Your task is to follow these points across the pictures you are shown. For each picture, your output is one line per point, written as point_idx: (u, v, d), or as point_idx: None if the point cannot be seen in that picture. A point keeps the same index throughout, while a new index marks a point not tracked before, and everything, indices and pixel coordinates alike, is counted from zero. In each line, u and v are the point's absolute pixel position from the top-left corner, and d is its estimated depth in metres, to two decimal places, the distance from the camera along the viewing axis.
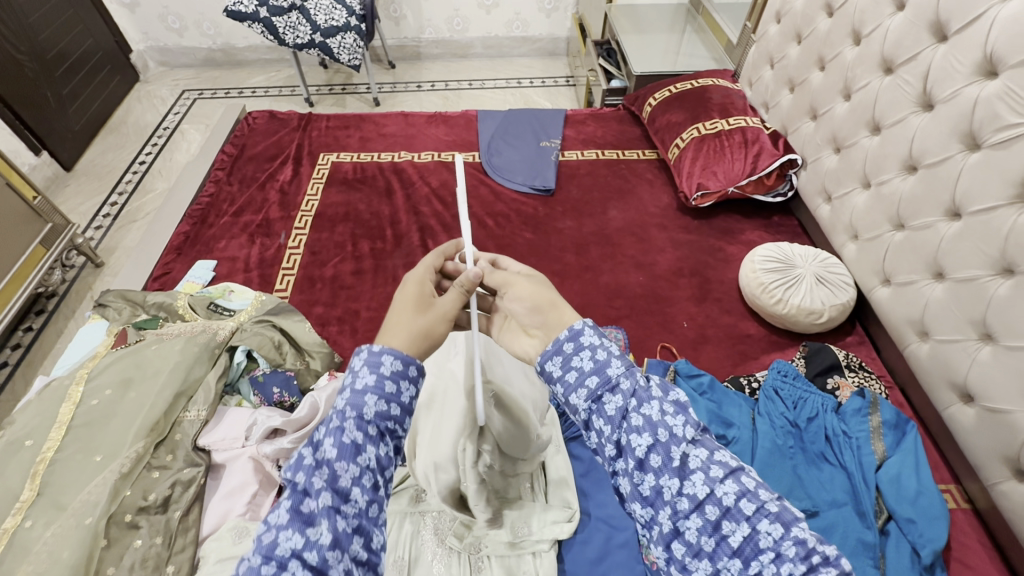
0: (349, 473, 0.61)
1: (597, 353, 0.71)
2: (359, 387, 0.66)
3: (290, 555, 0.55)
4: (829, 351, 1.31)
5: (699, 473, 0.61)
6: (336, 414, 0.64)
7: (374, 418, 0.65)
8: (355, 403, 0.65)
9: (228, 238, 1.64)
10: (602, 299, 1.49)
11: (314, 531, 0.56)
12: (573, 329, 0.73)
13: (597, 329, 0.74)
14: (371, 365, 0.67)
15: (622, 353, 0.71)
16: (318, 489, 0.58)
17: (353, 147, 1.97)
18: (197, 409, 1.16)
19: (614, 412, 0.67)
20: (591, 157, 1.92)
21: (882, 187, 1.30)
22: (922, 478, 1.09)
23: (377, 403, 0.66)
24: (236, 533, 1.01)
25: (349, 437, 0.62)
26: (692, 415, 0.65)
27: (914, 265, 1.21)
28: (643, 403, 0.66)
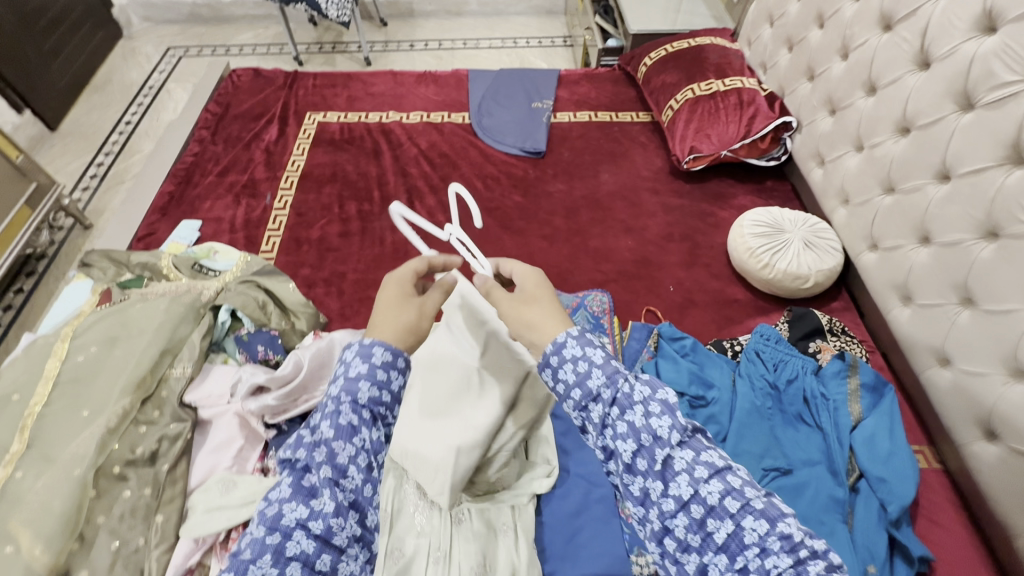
0: (346, 451, 0.68)
1: (580, 365, 0.74)
2: (352, 375, 0.73)
3: (295, 525, 0.63)
4: (813, 316, 1.31)
5: (683, 474, 0.66)
6: (333, 401, 0.71)
7: (367, 403, 0.72)
8: (349, 390, 0.72)
9: (213, 198, 1.62)
10: (589, 264, 1.49)
11: (316, 503, 0.64)
12: (557, 342, 0.77)
13: (580, 338, 0.76)
14: (362, 356, 0.74)
15: (604, 362, 0.73)
16: (316, 464, 0.66)
17: (340, 107, 1.92)
18: (183, 366, 1.17)
19: (599, 419, 0.73)
20: (584, 119, 1.88)
21: (874, 150, 1.28)
22: (896, 439, 1.11)
23: (369, 390, 0.73)
24: (223, 485, 1.04)
25: (344, 421, 0.70)
26: (677, 418, 0.69)
27: (902, 230, 1.20)
28: (625, 411, 0.71)
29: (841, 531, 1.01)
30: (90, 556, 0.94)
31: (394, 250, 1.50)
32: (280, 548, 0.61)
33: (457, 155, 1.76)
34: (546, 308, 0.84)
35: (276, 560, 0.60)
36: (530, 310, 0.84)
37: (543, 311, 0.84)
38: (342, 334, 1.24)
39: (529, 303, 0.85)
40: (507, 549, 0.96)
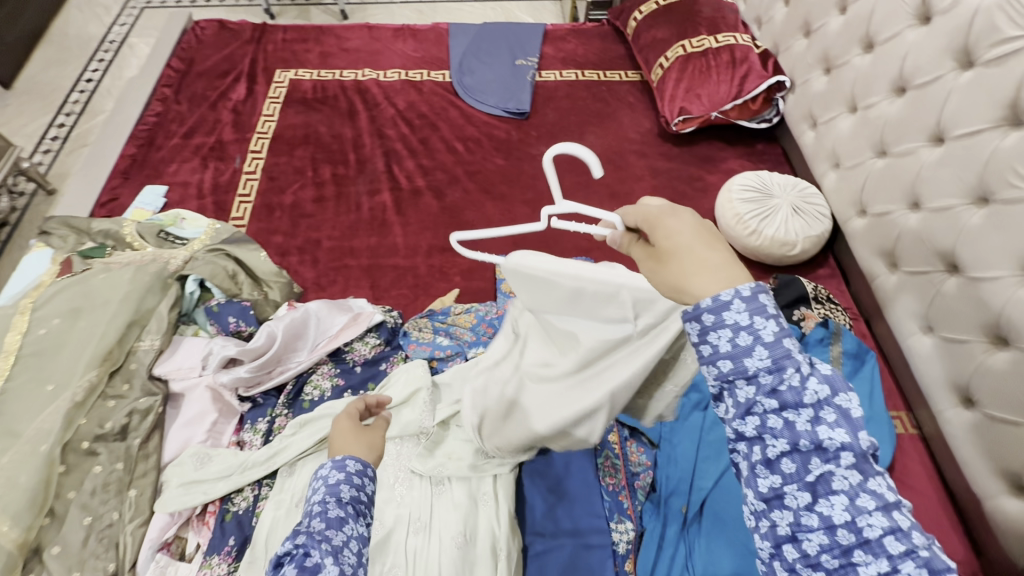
0: (340, 536, 0.69)
1: (740, 337, 0.53)
2: (333, 480, 0.74)
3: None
4: (798, 284, 1.29)
5: (840, 496, 0.50)
6: (318, 502, 0.72)
7: (352, 501, 0.73)
8: (331, 491, 0.73)
9: (179, 161, 1.53)
10: (574, 230, 1.44)
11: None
12: (716, 299, 0.53)
13: (753, 300, 0.53)
14: (338, 467, 0.76)
15: (776, 342, 0.53)
16: (318, 543, 0.67)
17: (313, 63, 1.81)
18: (151, 339, 1.12)
19: (742, 404, 0.54)
20: (570, 78, 1.79)
21: (868, 111, 1.23)
22: (874, 406, 1.13)
23: (352, 488, 0.74)
24: (196, 459, 1.02)
25: (334, 513, 0.70)
26: (857, 436, 0.51)
27: (891, 194, 1.17)
28: (787, 408, 0.52)
29: None
30: (62, 531, 0.93)
31: (371, 216, 1.44)
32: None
33: (436, 116, 1.68)
34: (694, 252, 0.57)
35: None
36: (671, 270, 0.57)
37: (689, 258, 0.57)
38: (318, 303, 1.18)
39: (666, 260, 0.58)
40: (487, 514, 0.97)
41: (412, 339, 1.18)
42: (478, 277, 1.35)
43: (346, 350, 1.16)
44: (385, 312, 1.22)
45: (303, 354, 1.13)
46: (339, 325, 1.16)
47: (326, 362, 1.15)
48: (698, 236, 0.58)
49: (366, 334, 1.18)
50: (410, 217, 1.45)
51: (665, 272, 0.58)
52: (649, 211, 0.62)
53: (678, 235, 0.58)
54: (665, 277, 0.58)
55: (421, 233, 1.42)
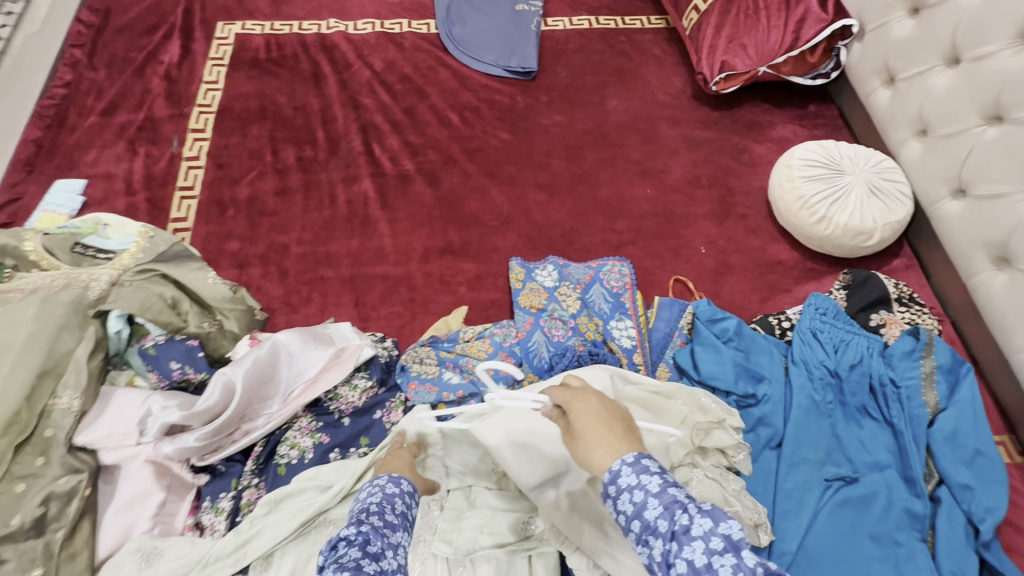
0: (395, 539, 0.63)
1: (634, 496, 0.54)
2: (388, 490, 0.69)
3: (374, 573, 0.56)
4: (878, 282, 1.07)
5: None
6: (375, 503, 0.67)
7: (403, 516, 0.68)
8: (388, 499, 0.68)
9: (100, 146, 1.21)
10: (601, 220, 1.18)
11: (385, 561, 0.59)
12: (610, 470, 0.57)
13: (637, 463, 0.56)
14: (393, 482, 0.71)
15: (663, 489, 0.54)
16: (380, 536, 0.61)
17: (263, 13, 1.45)
18: (68, 396, 0.85)
19: (659, 560, 0.52)
20: (582, 27, 1.48)
21: (979, 64, 0.97)
22: (982, 433, 0.92)
23: (405, 503, 0.69)
24: (142, 556, 0.77)
25: (391, 517, 0.65)
26: (744, 556, 0.49)
27: (1008, 173, 0.93)
28: (683, 547, 0.51)
29: (921, 555, 0.84)
30: None
31: (350, 211, 1.16)
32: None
33: (423, 78, 1.36)
34: (600, 434, 0.60)
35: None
36: (579, 449, 0.61)
37: (596, 438, 0.60)
38: (288, 335, 0.92)
39: (576, 437, 0.62)
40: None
41: (412, 375, 0.95)
42: (487, 286, 1.10)
43: (329, 398, 0.91)
44: (377, 343, 0.99)
45: (276, 405, 0.89)
46: (319, 363, 0.92)
47: (305, 414, 0.90)
48: (602, 415, 0.61)
49: (353, 374, 0.94)
50: (398, 210, 1.17)
51: (575, 448, 0.62)
52: (567, 389, 0.65)
53: (587, 417, 0.61)
54: (576, 453, 0.61)
55: (414, 231, 1.14)
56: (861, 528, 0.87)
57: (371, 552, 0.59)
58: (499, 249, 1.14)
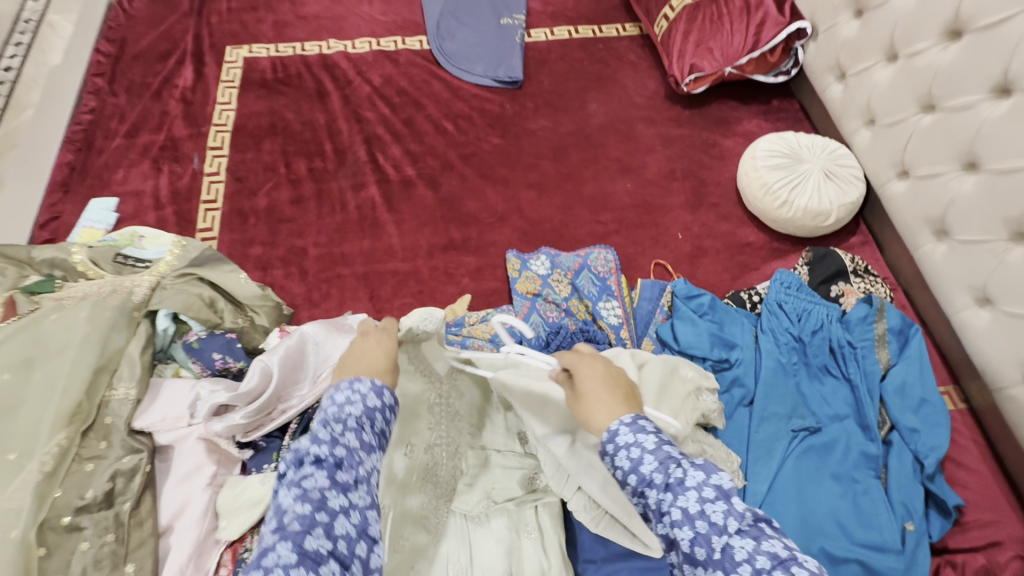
0: (366, 465, 0.64)
1: (632, 452, 0.63)
2: (369, 403, 0.67)
3: (340, 508, 0.58)
4: (835, 257, 1.20)
5: (745, 567, 0.54)
6: (354, 417, 0.65)
7: (381, 432, 0.68)
8: (368, 415, 0.66)
9: (127, 166, 1.33)
10: (586, 214, 1.31)
11: (354, 494, 0.60)
12: (609, 430, 0.66)
13: (634, 424, 0.66)
14: (375, 393, 0.68)
15: (657, 447, 0.63)
16: (353, 464, 0.62)
17: (267, 36, 1.57)
18: (125, 386, 0.97)
19: (655, 508, 0.61)
20: (563, 37, 1.60)
21: (912, 60, 1.10)
22: (928, 384, 1.05)
23: (386, 420, 0.69)
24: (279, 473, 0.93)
25: (368, 438, 0.65)
26: (732, 502, 0.58)
27: (942, 154, 1.06)
28: (678, 496, 0.59)
29: (875, 489, 0.97)
30: None
31: (360, 215, 1.28)
32: (327, 529, 0.56)
33: (418, 91, 1.49)
34: (600, 395, 0.71)
35: (328, 535, 0.56)
36: (583, 408, 0.72)
37: (597, 399, 0.71)
38: (314, 326, 1.04)
39: (581, 398, 0.73)
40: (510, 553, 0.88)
41: None
42: (488, 276, 1.22)
43: None
44: None
45: (306, 387, 1.00)
46: (343, 349, 1.03)
47: None
48: (604, 380, 0.73)
49: None
50: (404, 213, 1.29)
51: (580, 407, 0.73)
52: (577, 355, 0.78)
53: (590, 379, 0.73)
54: (578, 410, 0.73)
55: (418, 231, 1.27)
56: (824, 469, 0.99)
57: (341, 481, 0.60)
58: (496, 244, 1.26)
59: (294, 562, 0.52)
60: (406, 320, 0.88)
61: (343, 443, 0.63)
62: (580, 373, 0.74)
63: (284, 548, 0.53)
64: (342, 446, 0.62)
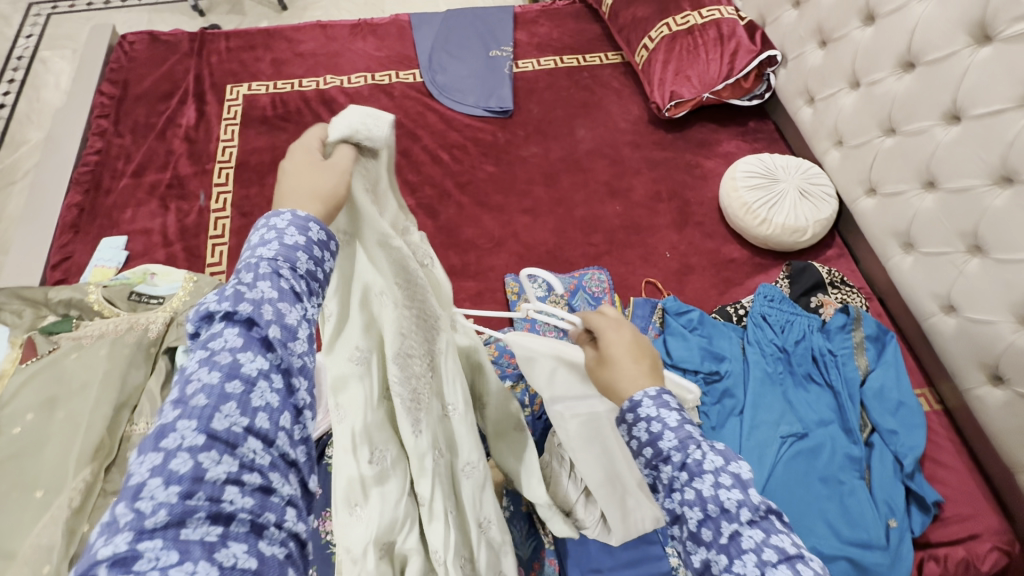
0: (292, 320, 0.44)
1: (652, 425, 0.59)
2: (288, 240, 0.47)
3: (258, 373, 0.40)
4: (813, 270, 1.28)
5: (750, 556, 0.50)
6: (268, 260, 0.45)
7: (310, 276, 0.48)
8: (287, 253, 0.46)
9: (135, 205, 1.37)
10: (579, 236, 1.38)
11: (275, 359, 0.42)
12: (632, 399, 0.61)
13: (658, 398, 0.61)
14: (296, 227, 0.48)
15: (679, 425, 0.58)
16: (271, 320, 0.43)
17: (266, 74, 1.63)
18: (145, 420, 1.01)
19: (665, 484, 0.57)
20: (549, 66, 1.69)
21: (872, 87, 1.19)
22: (904, 387, 1.13)
23: (314, 259, 0.48)
24: None
25: (289, 283, 0.45)
26: (749, 492, 0.52)
27: (903, 174, 1.14)
28: (693, 477, 0.55)
29: (860, 490, 1.03)
30: None
31: None
32: (243, 402, 0.39)
33: (414, 123, 1.55)
34: (626, 365, 0.66)
35: (244, 409, 0.38)
36: (606, 375, 0.67)
37: (622, 370, 0.65)
38: None
39: (606, 364, 0.68)
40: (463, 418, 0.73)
41: None
42: (488, 300, 1.28)
43: None
44: None
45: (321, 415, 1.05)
46: None
47: None
48: (631, 349, 0.67)
49: None
50: None
51: (602, 374, 0.68)
52: (605, 319, 0.72)
53: (617, 347, 0.68)
54: (601, 380, 0.68)
55: None
56: (812, 472, 1.06)
57: (258, 338, 0.42)
58: (495, 268, 1.32)
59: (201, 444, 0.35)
60: (340, 125, 0.59)
61: (253, 294, 0.43)
62: (607, 340, 0.69)
63: (188, 427, 0.36)
64: (250, 298, 0.43)
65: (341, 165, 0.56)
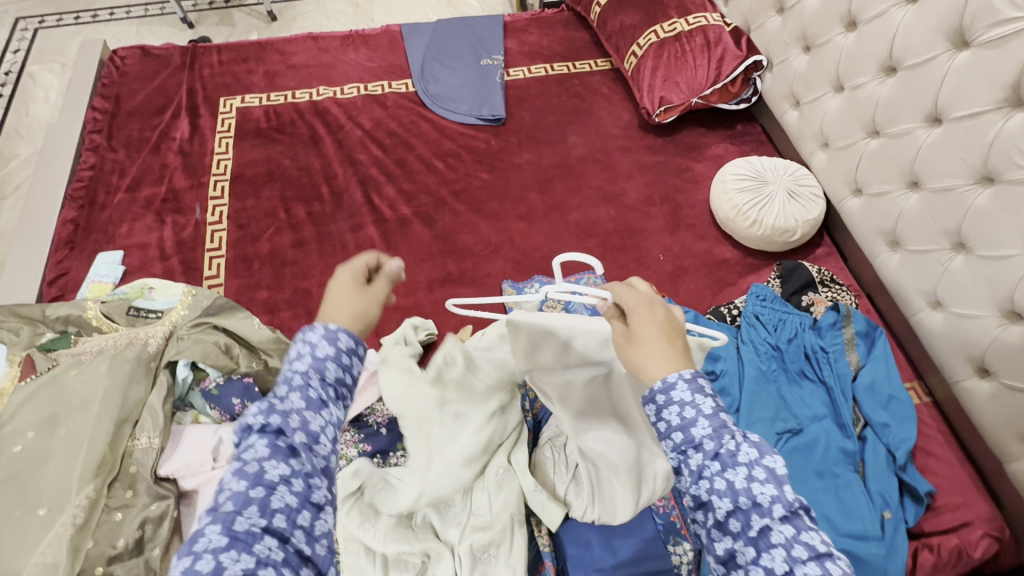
0: (311, 427, 0.58)
1: (685, 410, 0.60)
2: (320, 353, 0.62)
3: (279, 479, 0.54)
4: (803, 269, 1.31)
5: (779, 550, 0.54)
6: (301, 373, 0.61)
7: (332, 386, 0.62)
8: (317, 366, 0.61)
9: (130, 220, 1.37)
10: (574, 241, 1.40)
11: (296, 462, 0.55)
12: (665, 381, 0.61)
13: (694, 381, 0.61)
14: (328, 338, 0.63)
15: (714, 413, 0.60)
16: (295, 429, 0.57)
17: (259, 86, 1.64)
18: (147, 435, 1.00)
19: (694, 471, 0.60)
20: (540, 74, 1.71)
21: (856, 91, 1.23)
22: (894, 382, 1.15)
23: (340, 368, 0.63)
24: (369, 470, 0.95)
25: (315, 394, 0.60)
26: (783, 488, 0.56)
27: (889, 175, 1.18)
28: (726, 468, 0.58)
29: (855, 483, 1.06)
30: None
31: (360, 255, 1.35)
32: (263, 505, 0.52)
33: (407, 132, 1.57)
34: (656, 347, 0.64)
35: (263, 512, 0.51)
36: (634, 355, 0.65)
37: (653, 351, 0.64)
38: None
39: (635, 340, 0.65)
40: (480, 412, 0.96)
41: None
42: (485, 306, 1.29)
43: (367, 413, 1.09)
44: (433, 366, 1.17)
45: None
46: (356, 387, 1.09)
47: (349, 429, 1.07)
48: (663, 328, 0.64)
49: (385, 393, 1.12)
50: (402, 250, 1.36)
51: (630, 350, 0.66)
52: (636, 295, 0.67)
53: (647, 325, 0.65)
54: (628, 358, 0.66)
55: (417, 266, 1.34)
56: (808, 467, 1.08)
57: (282, 448, 0.56)
58: (492, 274, 1.34)
59: (225, 543, 0.48)
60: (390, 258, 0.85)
61: (283, 407, 0.58)
62: (637, 315, 0.65)
63: (216, 530, 0.50)
64: (280, 411, 0.57)
65: (376, 295, 0.70)
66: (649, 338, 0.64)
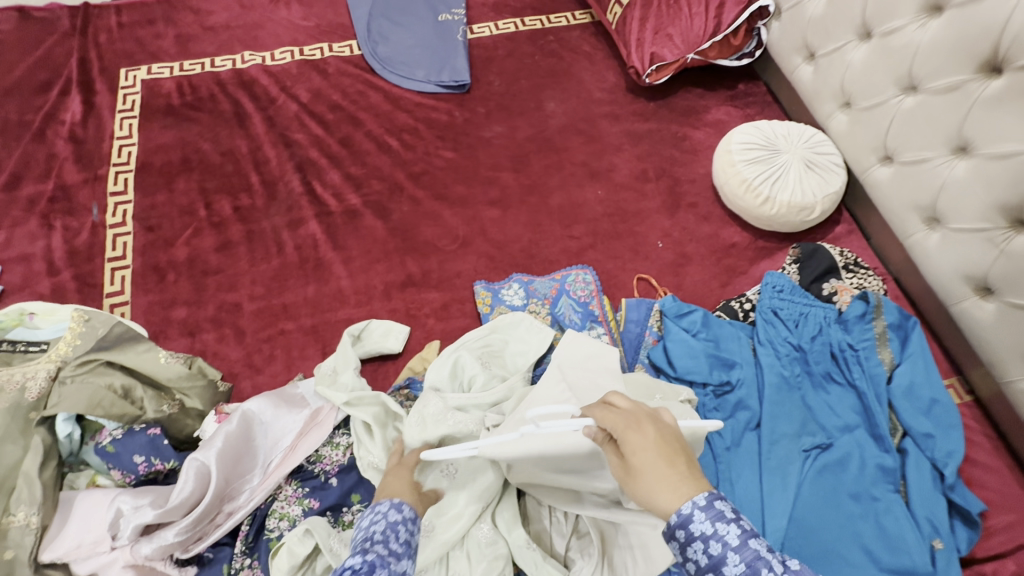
0: (399, 571, 0.60)
1: (710, 546, 0.53)
2: (392, 518, 0.64)
3: None
4: (825, 252, 1.13)
5: None
6: (379, 531, 0.62)
7: (408, 544, 0.64)
8: (392, 527, 0.63)
9: (7, 226, 1.10)
10: (557, 229, 1.18)
11: None
12: (679, 513, 0.54)
13: (710, 508, 0.54)
14: (395, 508, 0.66)
15: (743, 544, 0.52)
16: (385, 564, 0.59)
17: (170, 54, 1.36)
18: (24, 512, 0.76)
19: None
20: (509, 30, 1.46)
21: (888, 38, 1.02)
22: (936, 382, 0.98)
23: (410, 530, 0.65)
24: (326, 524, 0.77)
25: (396, 546, 0.61)
26: None
27: (928, 139, 0.99)
28: None
29: (898, 507, 0.90)
30: None
31: (301, 257, 1.11)
32: None
33: (353, 105, 1.31)
34: (660, 472, 0.57)
35: None
36: (640, 489, 0.58)
37: (658, 479, 0.57)
38: (258, 402, 0.89)
39: (634, 473, 0.59)
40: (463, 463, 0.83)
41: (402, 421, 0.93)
42: (455, 313, 1.08)
43: (313, 461, 0.88)
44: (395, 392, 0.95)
45: (257, 478, 0.85)
46: (295, 430, 0.89)
47: (289, 482, 0.86)
48: (660, 450, 0.59)
49: (335, 433, 0.91)
50: (352, 248, 1.13)
51: (635, 484, 0.59)
52: (621, 417, 0.63)
53: (643, 452, 0.59)
54: (636, 492, 0.58)
55: (370, 268, 1.11)
56: (842, 489, 0.92)
57: None
58: (461, 274, 1.12)
59: None
60: (371, 339, 1.02)
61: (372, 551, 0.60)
62: (628, 444, 0.60)
63: None
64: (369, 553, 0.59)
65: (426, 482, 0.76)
66: (650, 468, 0.58)
